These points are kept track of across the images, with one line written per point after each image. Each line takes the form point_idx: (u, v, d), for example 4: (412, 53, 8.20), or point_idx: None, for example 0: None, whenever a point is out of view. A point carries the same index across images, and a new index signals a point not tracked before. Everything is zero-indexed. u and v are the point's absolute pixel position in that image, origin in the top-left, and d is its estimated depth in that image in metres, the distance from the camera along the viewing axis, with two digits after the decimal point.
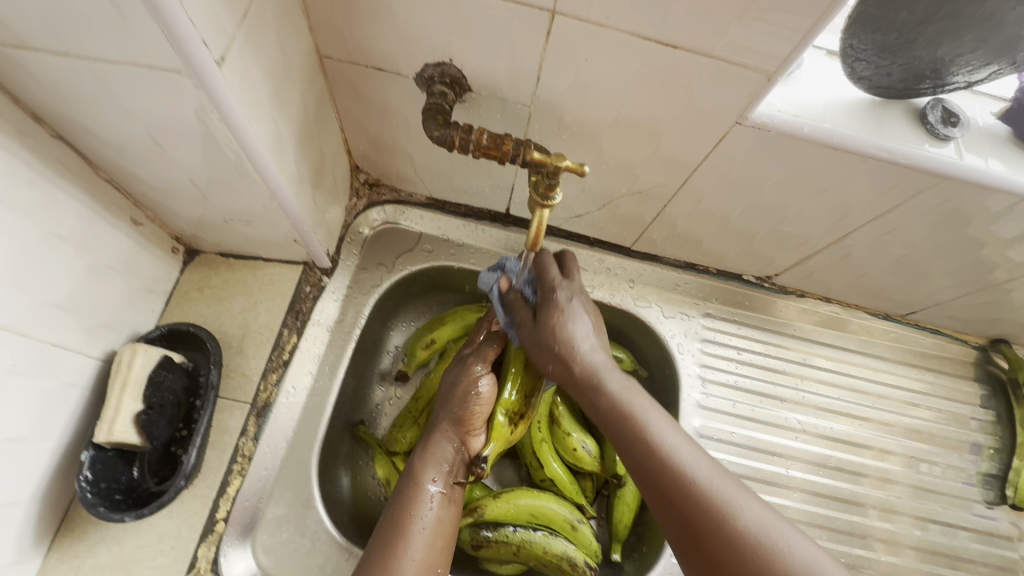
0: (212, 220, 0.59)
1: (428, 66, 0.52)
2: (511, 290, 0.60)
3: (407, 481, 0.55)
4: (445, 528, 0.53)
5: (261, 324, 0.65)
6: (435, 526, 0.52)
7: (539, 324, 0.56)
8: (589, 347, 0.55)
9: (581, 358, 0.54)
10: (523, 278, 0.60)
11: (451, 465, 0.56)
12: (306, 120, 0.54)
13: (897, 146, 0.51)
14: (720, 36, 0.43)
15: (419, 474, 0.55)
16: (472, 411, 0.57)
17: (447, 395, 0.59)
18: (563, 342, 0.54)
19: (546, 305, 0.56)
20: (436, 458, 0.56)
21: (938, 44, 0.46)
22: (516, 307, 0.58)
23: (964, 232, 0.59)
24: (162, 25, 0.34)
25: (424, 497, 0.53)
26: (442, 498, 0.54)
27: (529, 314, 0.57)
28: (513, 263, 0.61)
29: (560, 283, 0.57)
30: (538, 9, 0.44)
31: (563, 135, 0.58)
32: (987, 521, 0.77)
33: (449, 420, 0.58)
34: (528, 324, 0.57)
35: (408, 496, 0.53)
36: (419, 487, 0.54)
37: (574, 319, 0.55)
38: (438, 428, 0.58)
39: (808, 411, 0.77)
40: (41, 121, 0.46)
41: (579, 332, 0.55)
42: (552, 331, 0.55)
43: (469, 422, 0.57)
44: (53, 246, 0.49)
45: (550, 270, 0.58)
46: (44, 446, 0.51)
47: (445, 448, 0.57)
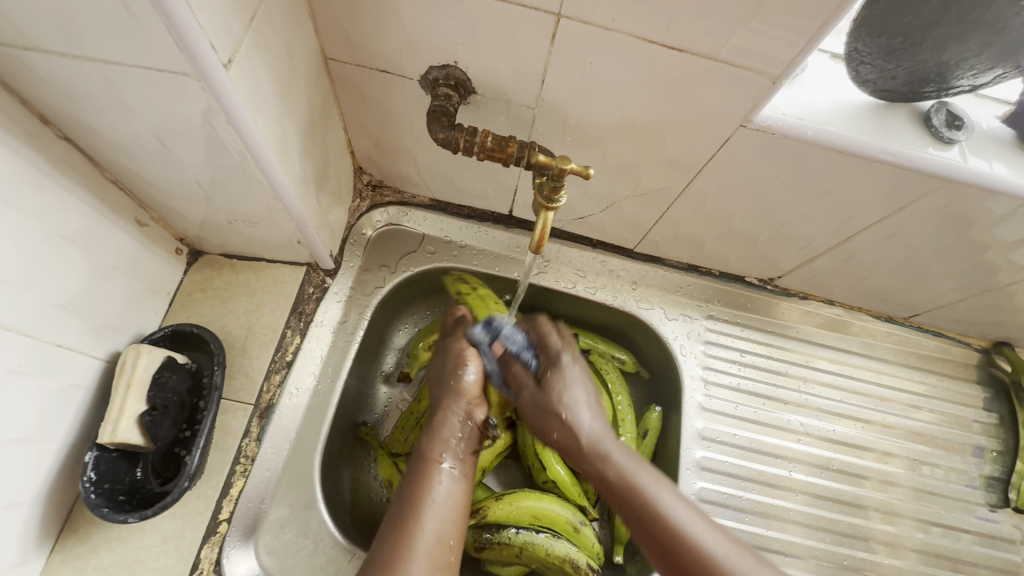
0: (216, 221, 0.59)
1: (433, 68, 0.52)
2: (506, 354, 0.64)
3: (417, 459, 0.54)
4: (459, 502, 0.51)
5: (264, 325, 0.65)
6: (449, 499, 0.50)
7: (541, 389, 0.60)
8: (584, 413, 0.58)
9: (569, 417, 0.58)
10: (518, 345, 0.65)
11: (460, 440, 0.56)
12: (311, 122, 0.54)
13: (901, 149, 0.51)
14: (726, 39, 0.43)
15: (429, 451, 0.54)
16: (466, 384, 0.59)
17: (441, 375, 0.61)
18: (561, 408, 0.58)
19: (548, 371, 0.62)
20: (444, 434, 0.55)
21: (943, 48, 0.46)
22: (515, 375, 0.63)
23: (968, 235, 0.59)
24: (172, 28, 0.34)
25: (437, 472, 0.52)
26: (453, 473, 0.53)
27: (530, 381, 0.62)
28: (509, 329, 0.65)
29: (560, 347, 0.63)
30: (544, 12, 0.44)
31: (567, 138, 0.58)
32: (989, 524, 0.77)
33: (449, 396, 0.59)
34: (530, 392, 0.61)
35: (421, 472, 0.52)
36: (431, 463, 0.53)
37: (569, 381, 0.60)
38: (443, 403, 0.58)
39: (811, 413, 0.77)
40: (48, 122, 0.46)
41: (572, 398, 0.59)
42: (552, 398, 0.59)
43: (468, 395, 0.59)
44: (59, 247, 0.49)
45: (549, 335, 0.64)
46: (48, 446, 0.51)
47: (452, 423, 0.57)
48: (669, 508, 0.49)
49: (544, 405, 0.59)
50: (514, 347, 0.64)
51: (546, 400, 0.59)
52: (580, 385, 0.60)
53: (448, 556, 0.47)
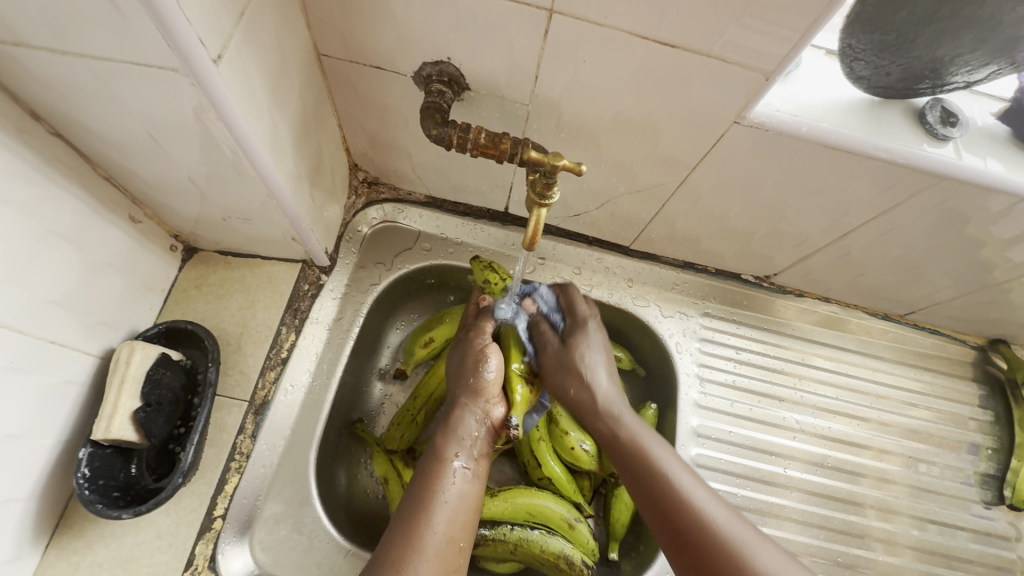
0: (210, 217, 0.59)
1: (427, 64, 0.52)
2: (536, 313, 0.66)
3: (431, 457, 0.54)
4: (470, 503, 0.51)
5: (259, 322, 0.65)
6: (460, 500, 0.51)
7: (564, 349, 0.64)
8: (600, 375, 0.63)
9: (585, 376, 0.62)
10: (548, 304, 0.67)
11: (474, 440, 0.56)
12: (304, 118, 0.54)
13: (897, 146, 0.51)
14: (718, 35, 0.43)
15: (442, 450, 0.54)
16: (485, 381, 0.59)
17: (458, 373, 0.61)
18: (580, 369, 0.62)
19: (574, 333, 0.64)
20: (459, 434, 0.56)
21: (937, 45, 0.46)
22: (541, 333, 0.65)
23: (963, 232, 0.59)
24: (159, 24, 0.34)
25: (449, 471, 0.52)
26: (466, 473, 0.53)
27: (554, 341, 0.65)
28: (541, 291, 0.67)
29: (587, 314, 0.65)
30: (536, 8, 0.44)
31: (561, 134, 0.58)
32: (985, 521, 0.77)
33: (465, 395, 0.59)
34: (552, 350, 0.64)
35: (433, 471, 0.52)
36: (444, 463, 0.53)
37: (589, 346, 0.64)
38: (459, 402, 0.58)
39: (806, 410, 0.77)
40: (39, 118, 0.46)
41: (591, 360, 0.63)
42: (574, 356, 0.63)
43: (485, 393, 0.59)
44: (52, 243, 0.49)
45: (578, 301, 0.66)
46: (42, 443, 0.51)
47: (467, 423, 0.57)
48: (673, 472, 0.53)
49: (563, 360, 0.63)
50: (542, 308, 0.66)
51: (569, 359, 0.63)
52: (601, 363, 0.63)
53: (455, 556, 0.48)
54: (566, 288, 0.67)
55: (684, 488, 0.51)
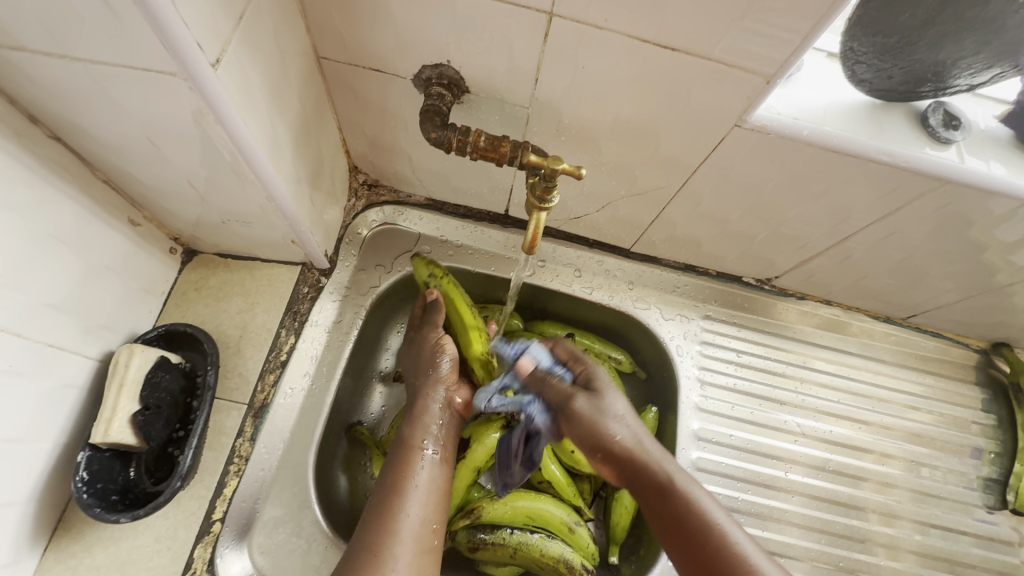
0: (210, 220, 0.59)
1: (426, 67, 0.52)
2: (540, 374, 0.61)
3: (399, 446, 0.57)
4: (438, 485, 0.55)
5: (258, 325, 0.65)
6: (430, 484, 0.55)
7: (591, 397, 0.57)
8: (630, 419, 0.56)
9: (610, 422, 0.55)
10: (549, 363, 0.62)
11: (440, 426, 0.60)
12: (303, 121, 0.54)
13: (899, 148, 0.50)
14: (719, 38, 0.43)
15: (410, 438, 0.58)
16: (442, 373, 0.63)
17: (416, 365, 0.65)
18: (612, 412, 0.56)
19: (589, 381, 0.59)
20: (425, 422, 0.59)
21: (940, 47, 0.46)
22: (556, 392, 0.59)
23: (966, 235, 0.59)
24: (157, 28, 0.34)
25: (418, 458, 0.56)
26: (434, 459, 0.57)
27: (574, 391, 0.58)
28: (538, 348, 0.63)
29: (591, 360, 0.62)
30: (536, 11, 0.44)
31: (561, 137, 0.58)
32: (987, 526, 0.76)
33: (427, 385, 0.62)
34: (580, 402, 0.57)
35: (402, 459, 0.56)
36: (413, 450, 0.57)
37: (609, 390, 0.58)
38: (421, 390, 0.62)
39: (807, 414, 0.77)
40: (38, 121, 0.46)
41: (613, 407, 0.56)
42: (604, 402, 0.57)
43: (446, 381, 0.63)
44: (51, 247, 0.49)
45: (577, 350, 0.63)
46: (41, 446, 0.51)
47: (432, 410, 0.61)
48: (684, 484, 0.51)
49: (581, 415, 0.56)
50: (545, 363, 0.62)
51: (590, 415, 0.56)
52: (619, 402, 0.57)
53: (432, 537, 0.51)
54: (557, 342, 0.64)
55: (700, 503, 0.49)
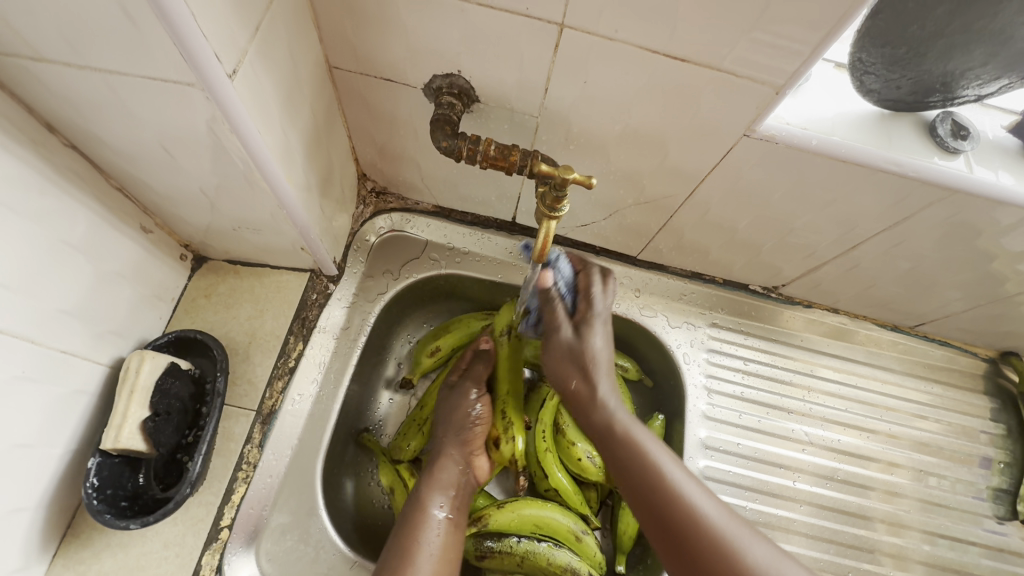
0: (221, 227, 0.59)
1: (437, 76, 0.53)
2: (547, 290, 0.60)
3: (413, 504, 0.57)
4: (449, 552, 0.54)
5: (268, 331, 0.65)
6: (443, 551, 0.53)
7: (576, 340, 0.58)
8: (603, 379, 0.58)
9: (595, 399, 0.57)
10: (566, 284, 0.60)
11: (457, 490, 0.59)
12: (315, 130, 0.55)
13: (907, 158, 0.50)
14: (729, 49, 0.43)
15: (426, 500, 0.57)
16: (474, 433, 0.62)
17: (447, 420, 0.64)
18: (586, 368, 0.58)
19: (582, 325, 0.58)
20: (443, 483, 0.59)
21: (948, 58, 0.46)
22: (550, 312, 0.60)
23: (975, 245, 0.59)
24: (176, 39, 0.34)
25: (429, 520, 0.55)
26: (447, 523, 0.56)
27: (563, 324, 0.59)
28: (563, 267, 0.60)
29: (602, 307, 0.59)
30: (546, 22, 0.44)
31: (570, 146, 0.58)
32: (997, 537, 0.76)
33: (454, 444, 0.61)
34: (563, 339, 0.59)
35: (413, 521, 0.55)
36: (425, 510, 0.56)
37: (599, 337, 0.58)
38: (443, 449, 0.61)
39: (815, 423, 0.77)
40: (55, 130, 0.46)
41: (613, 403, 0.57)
42: (582, 357, 0.58)
43: (472, 443, 0.62)
44: (64, 254, 0.49)
45: (593, 288, 0.59)
46: (52, 452, 0.51)
47: (451, 472, 0.60)
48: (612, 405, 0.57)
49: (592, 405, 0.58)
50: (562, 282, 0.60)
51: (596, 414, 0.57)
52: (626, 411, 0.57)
53: None
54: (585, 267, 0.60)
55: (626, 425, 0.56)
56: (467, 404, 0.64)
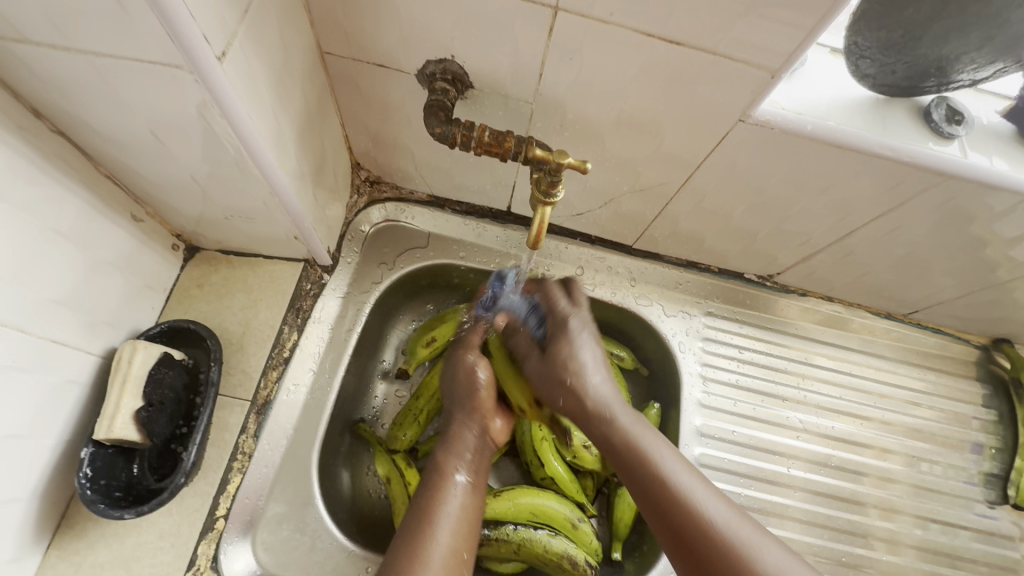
0: (213, 216, 0.59)
1: (430, 62, 0.52)
2: (518, 322, 0.63)
3: (433, 473, 0.54)
4: (470, 517, 0.50)
5: (262, 321, 0.64)
6: (461, 511, 0.50)
7: (547, 359, 0.56)
8: (597, 374, 0.54)
9: (590, 391, 0.54)
10: (526, 311, 0.62)
11: (474, 454, 0.56)
12: (307, 115, 0.54)
13: (903, 144, 0.50)
14: (725, 32, 0.43)
15: (444, 464, 0.54)
16: (480, 398, 0.61)
17: (452, 388, 0.63)
18: (575, 364, 0.55)
19: (556, 336, 0.57)
20: (460, 448, 0.56)
21: (944, 41, 0.46)
22: (521, 345, 0.60)
23: (969, 231, 0.59)
24: (165, 22, 0.34)
25: (448, 485, 0.52)
26: (466, 486, 0.52)
27: (535, 350, 0.58)
28: (510, 296, 0.65)
29: (567, 313, 0.58)
30: (541, 5, 0.44)
31: (565, 133, 0.58)
32: (988, 521, 0.76)
33: (461, 410, 0.61)
34: (536, 362, 0.58)
35: (435, 484, 0.52)
36: (445, 477, 0.53)
37: (580, 346, 0.55)
38: (456, 419, 0.60)
39: (809, 410, 0.77)
40: (41, 116, 0.46)
41: (639, 434, 0.51)
42: (560, 364, 0.55)
43: (480, 407, 0.61)
44: (54, 241, 0.49)
45: (554, 299, 0.59)
46: (44, 443, 0.50)
47: (467, 438, 0.58)
48: (576, 353, 0.55)
49: (620, 449, 0.51)
50: (518, 311, 0.63)
51: (650, 480, 0.48)
52: (657, 442, 0.50)
53: (460, 568, 0.46)
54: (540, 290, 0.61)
55: (579, 355, 0.55)
56: (469, 366, 0.63)
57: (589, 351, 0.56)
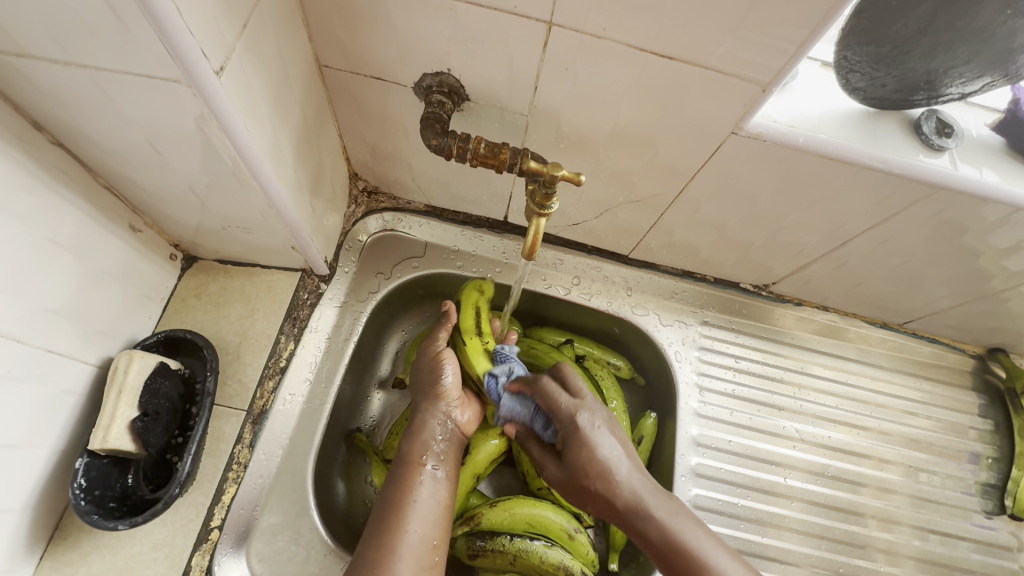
0: (211, 226, 0.59)
1: (427, 75, 0.53)
2: (523, 426, 0.59)
3: (401, 462, 0.55)
4: (440, 506, 0.53)
5: (258, 330, 0.65)
6: (431, 501, 0.53)
7: (567, 468, 0.55)
8: (623, 470, 0.54)
9: (621, 490, 0.53)
10: (526, 415, 0.58)
11: (442, 441, 0.58)
12: (305, 127, 0.55)
13: (893, 156, 0.51)
14: (716, 47, 0.43)
15: (411, 454, 0.56)
16: (445, 387, 0.60)
17: (420, 375, 0.62)
18: (600, 469, 0.53)
19: (568, 443, 0.55)
20: (426, 435, 0.57)
21: (932, 56, 0.46)
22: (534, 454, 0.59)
23: (963, 241, 0.59)
24: (163, 36, 0.34)
25: (416, 478, 0.54)
26: (435, 477, 0.54)
27: (551, 457, 0.58)
28: (509, 399, 0.58)
29: (573, 411, 0.55)
30: (535, 20, 0.45)
31: (560, 144, 0.58)
32: (987, 532, 0.76)
33: (427, 399, 0.60)
34: (555, 471, 0.57)
35: (403, 475, 0.54)
36: (413, 466, 0.55)
37: (600, 444, 0.54)
38: (422, 407, 0.60)
39: (806, 420, 0.77)
40: (41, 128, 0.46)
41: (675, 525, 0.51)
42: (583, 468, 0.54)
43: (446, 396, 0.60)
44: (52, 252, 0.49)
45: (557, 400, 0.55)
46: (39, 453, 0.50)
47: (433, 425, 0.58)
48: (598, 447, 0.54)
49: (659, 545, 0.51)
50: (523, 416, 0.58)
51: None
52: (677, 513, 0.52)
53: (431, 558, 0.49)
54: (536, 389, 0.57)
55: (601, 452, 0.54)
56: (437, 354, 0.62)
57: (606, 438, 0.54)
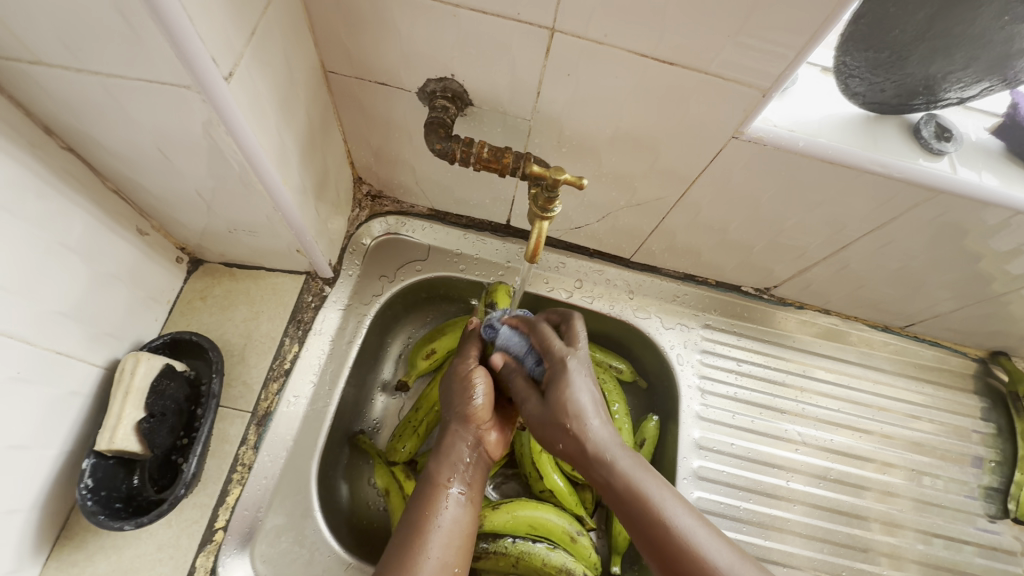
0: (217, 229, 0.60)
1: (431, 80, 0.53)
2: (513, 362, 0.57)
3: (426, 483, 0.52)
4: (462, 531, 0.50)
5: (263, 333, 0.65)
6: (454, 525, 0.49)
7: (546, 402, 0.52)
8: (595, 419, 0.50)
9: (588, 436, 0.49)
10: (522, 349, 0.57)
11: (468, 465, 0.54)
12: (311, 132, 0.55)
13: (893, 160, 0.51)
14: (716, 53, 0.44)
15: (438, 476, 0.52)
16: (475, 407, 0.56)
17: (450, 396, 0.59)
18: (574, 409, 0.50)
19: (552, 377, 0.52)
20: (453, 458, 0.54)
21: (930, 61, 0.47)
22: (517, 387, 0.56)
23: (963, 244, 0.59)
24: (174, 43, 0.35)
25: (439, 498, 0.50)
26: (459, 500, 0.51)
27: (533, 393, 0.54)
28: (507, 333, 0.59)
29: (563, 351, 0.53)
30: (538, 27, 0.45)
31: (563, 149, 0.59)
32: (990, 535, 0.76)
33: (456, 420, 0.56)
34: (535, 405, 0.53)
35: (428, 498, 0.50)
36: (437, 488, 0.51)
37: (577, 386, 0.51)
38: (450, 429, 0.56)
39: (808, 423, 0.77)
40: (52, 133, 0.47)
41: (640, 477, 0.47)
42: (561, 403, 0.51)
43: (476, 418, 0.56)
44: (62, 255, 0.50)
45: (551, 340, 0.54)
46: (46, 453, 0.51)
47: (461, 448, 0.55)
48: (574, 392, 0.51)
49: (621, 493, 0.47)
50: (516, 350, 0.58)
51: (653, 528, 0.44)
52: (646, 470, 0.48)
53: None
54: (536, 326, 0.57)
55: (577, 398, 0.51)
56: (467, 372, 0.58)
57: (583, 384, 0.51)
